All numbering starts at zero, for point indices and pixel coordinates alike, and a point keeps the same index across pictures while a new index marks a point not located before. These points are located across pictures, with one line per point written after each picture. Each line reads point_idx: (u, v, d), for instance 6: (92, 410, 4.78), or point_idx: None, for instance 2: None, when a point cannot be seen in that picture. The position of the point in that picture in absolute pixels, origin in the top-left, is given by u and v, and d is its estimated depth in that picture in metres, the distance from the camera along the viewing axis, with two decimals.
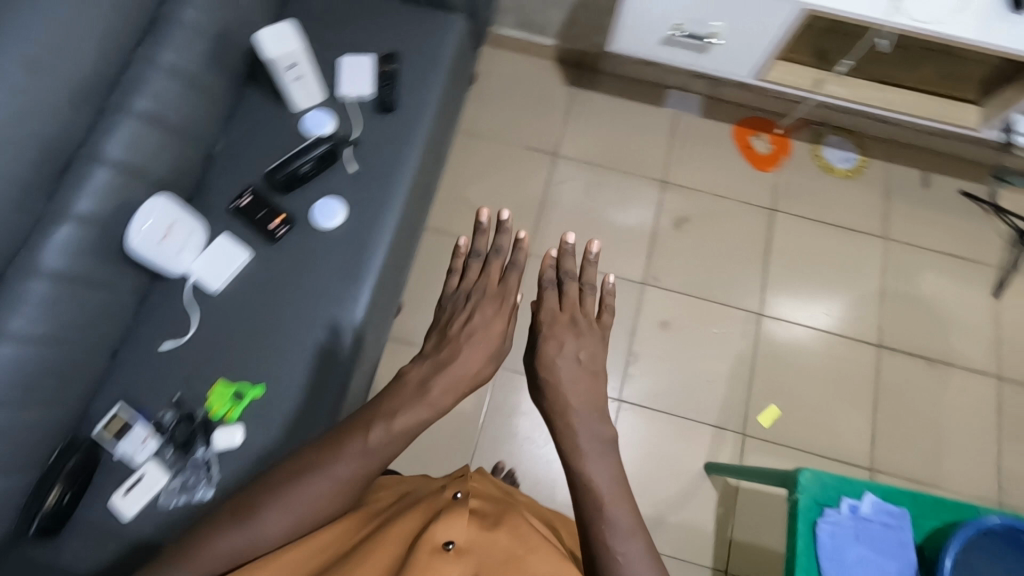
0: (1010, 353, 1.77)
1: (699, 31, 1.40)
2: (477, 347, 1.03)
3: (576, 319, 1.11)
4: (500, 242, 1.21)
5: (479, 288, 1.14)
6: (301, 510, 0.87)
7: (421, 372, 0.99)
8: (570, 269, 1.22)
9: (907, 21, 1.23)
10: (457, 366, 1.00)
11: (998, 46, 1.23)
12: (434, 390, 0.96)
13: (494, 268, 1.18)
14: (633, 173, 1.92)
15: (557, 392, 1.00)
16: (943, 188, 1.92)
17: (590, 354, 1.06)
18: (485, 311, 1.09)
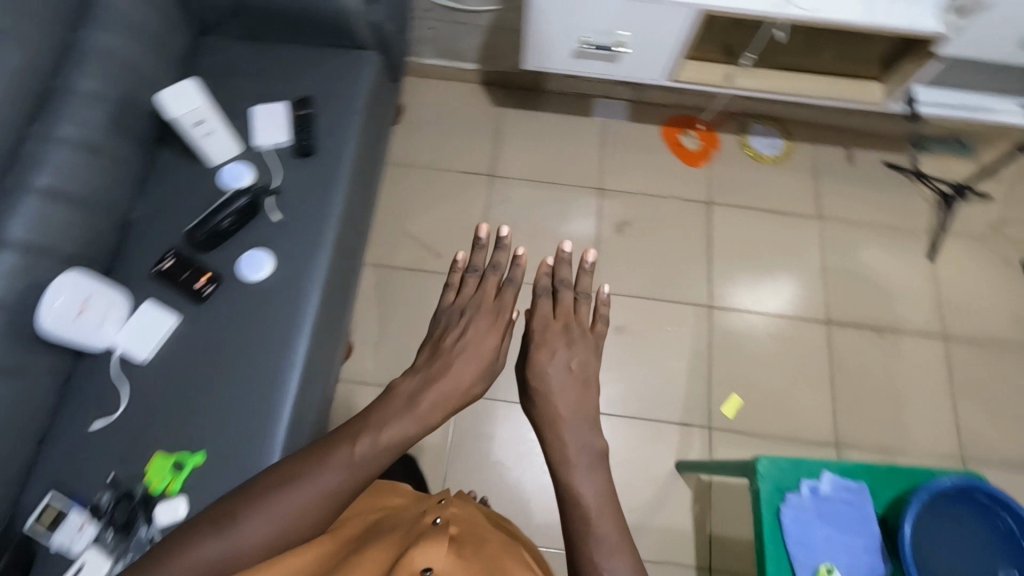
0: (950, 312, 1.83)
1: (605, 42, 1.43)
2: (469, 360, 1.04)
3: (570, 327, 1.13)
4: (498, 258, 1.21)
5: (474, 304, 1.14)
6: (284, 516, 0.84)
7: (412, 385, 1.00)
8: (565, 279, 1.23)
9: (797, 11, 1.27)
10: (449, 379, 1.00)
11: (885, 24, 1.28)
12: (424, 401, 0.97)
13: (491, 283, 1.18)
14: (569, 184, 1.95)
15: (548, 400, 1.03)
16: (866, 162, 2.00)
17: (581, 362, 1.08)
18: (481, 326, 1.09)
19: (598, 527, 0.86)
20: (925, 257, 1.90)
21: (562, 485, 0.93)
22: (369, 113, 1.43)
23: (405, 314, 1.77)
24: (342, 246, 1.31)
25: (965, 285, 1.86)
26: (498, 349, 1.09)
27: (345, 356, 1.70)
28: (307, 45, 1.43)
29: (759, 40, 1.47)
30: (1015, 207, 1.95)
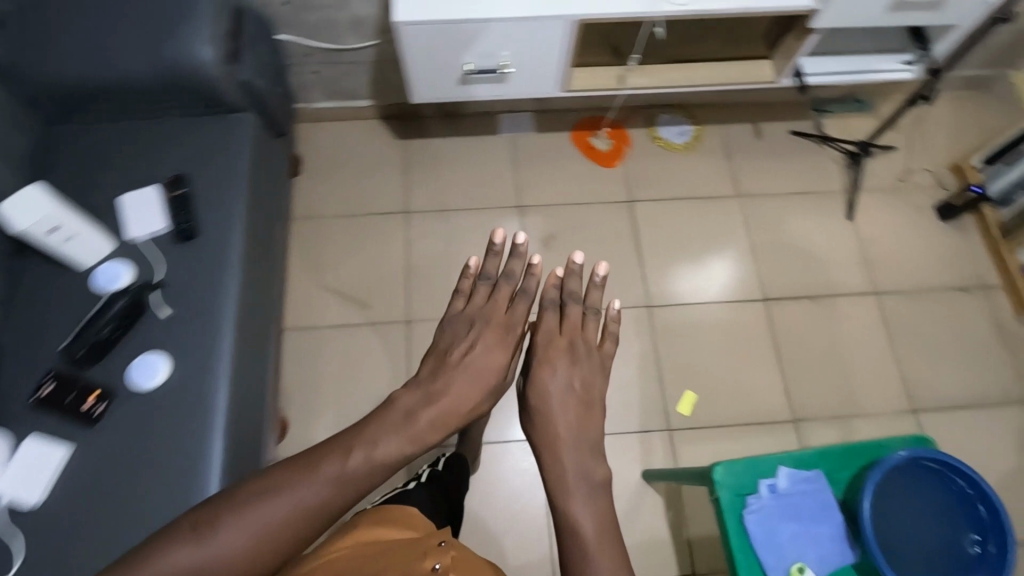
0: (878, 267, 1.86)
1: (489, 65, 1.38)
2: (475, 378, 0.85)
3: (575, 345, 0.94)
4: (512, 266, 0.98)
5: (483, 315, 0.93)
6: (268, 525, 0.72)
7: (413, 399, 0.82)
8: (577, 292, 1.02)
9: (672, 7, 1.25)
10: (453, 394, 0.83)
11: (759, 8, 1.27)
12: (423, 419, 0.80)
13: (503, 293, 0.96)
14: (488, 207, 1.89)
15: (546, 419, 0.87)
16: (774, 134, 2.02)
17: (585, 384, 0.91)
18: (491, 343, 0.89)
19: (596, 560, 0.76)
20: (844, 217, 1.92)
21: (558, 514, 0.81)
22: (254, 177, 1.34)
23: (339, 374, 1.68)
24: (246, 327, 1.21)
25: (885, 238, 1.90)
26: (508, 367, 0.89)
27: (281, 433, 1.60)
28: (175, 116, 1.33)
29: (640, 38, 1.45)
30: (918, 155, 2.00)
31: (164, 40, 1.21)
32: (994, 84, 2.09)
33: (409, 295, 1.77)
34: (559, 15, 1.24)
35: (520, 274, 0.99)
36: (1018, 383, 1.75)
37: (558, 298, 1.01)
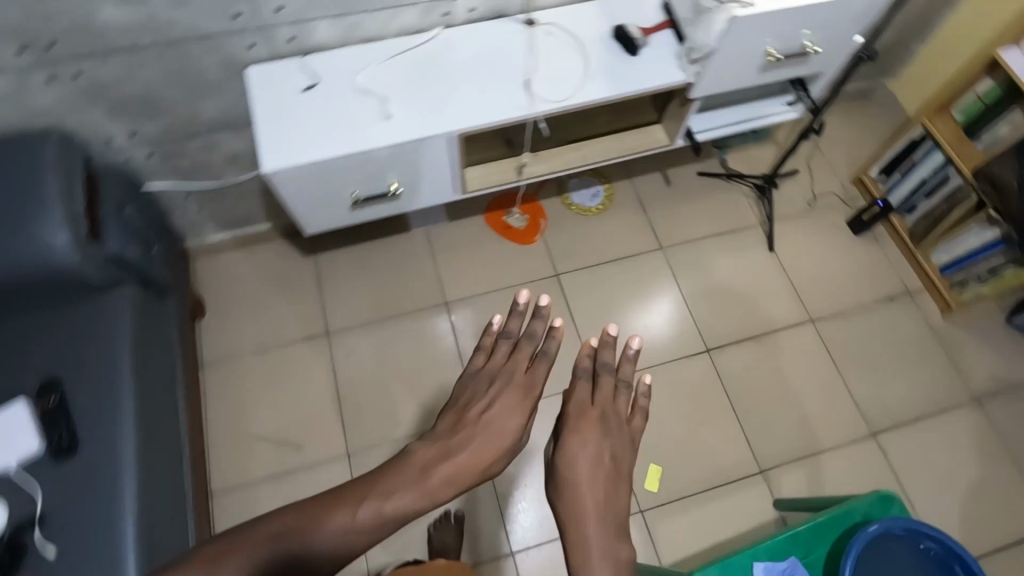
0: (808, 294, 1.88)
1: (377, 189, 1.32)
2: (490, 436, 0.78)
3: (608, 418, 0.86)
4: (536, 325, 0.91)
5: (505, 372, 0.86)
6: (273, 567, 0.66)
7: (428, 452, 0.76)
8: (612, 363, 0.93)
9: (549, 106, 1.24)
10: (466, 448, 0.77)
11: (634, 91, 1.28)
12: (433, 474, 0.74)
13: (523, 353, 0.89)
14: (414, 309, 1.80)
15: (575, 492, 0.78)
16: (683, 179, 2.03)
17: (618, 459, 0.82)
18: (510, 404, 0.81)
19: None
20: (766, 249, 1.94)
21: None
22: (141, 358, 1.21)
23: None
24: (155, 536, 1.08)
25: (809, 262, 1.93)
26: (527, 429, 0.81)
27: None
28: (37, 309, 1.19)
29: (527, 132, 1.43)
30: (821, 174, 2.06)
31: (11, 238, 1.09)
32: (873, 93, 2.19)
33: (346, 425, 1.65)
34: (435, 134, 1.20)
35: (541, 334, 0.91)
36: (960, 383, 1.78)
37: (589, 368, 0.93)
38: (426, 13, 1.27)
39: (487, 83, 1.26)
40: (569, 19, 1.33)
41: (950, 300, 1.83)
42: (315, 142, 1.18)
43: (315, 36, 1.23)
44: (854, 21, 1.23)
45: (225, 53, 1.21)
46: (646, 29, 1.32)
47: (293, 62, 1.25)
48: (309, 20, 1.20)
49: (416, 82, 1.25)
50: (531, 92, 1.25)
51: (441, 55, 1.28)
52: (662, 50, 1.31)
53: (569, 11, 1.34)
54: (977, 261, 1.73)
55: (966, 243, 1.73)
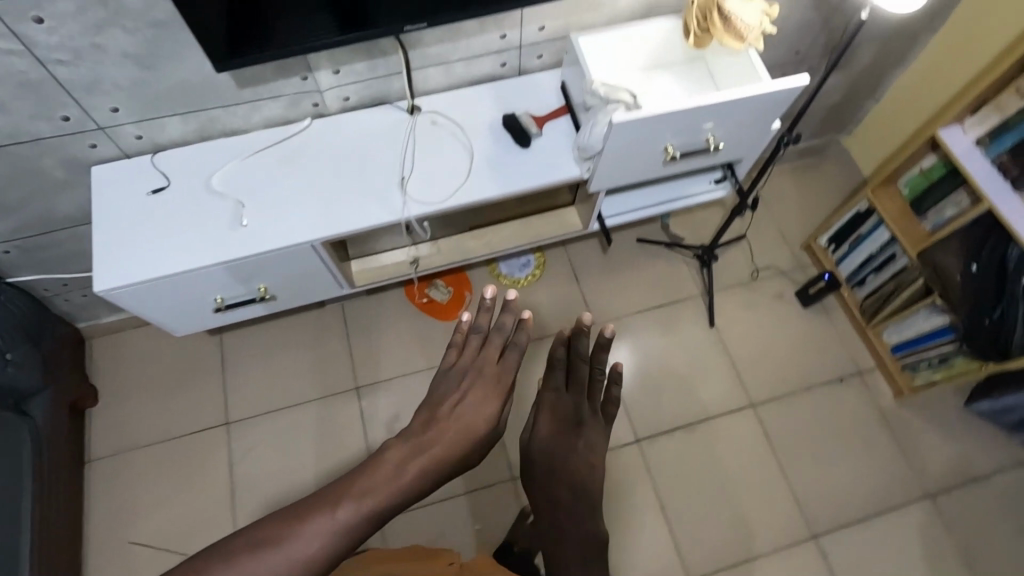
0: (749, 375, 1.75)
1: (245, 294, 1.19)
2: (479, 410, 0.76)
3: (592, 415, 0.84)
4: (505, 319, 0.85)
5: (478, 366, 0.81)
6: (483, 417, 0.76)
7: (405, 450, 0.71)
8: (587, 352, 0.90)
9: (421, 209, 1.12)
10: (449, 431, 0.74)
11: (521, 188, 1.16)
12: (419, 465, 0.70)
13: (493, 347, 0.84)
14: (322, 395, 1.67)
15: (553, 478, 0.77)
16: (622, 245, 1.90)
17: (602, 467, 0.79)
18: (491, 393, 0.79)
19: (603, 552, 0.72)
20: (707, 324, 1.81)
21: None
22: None
23: None
24: None
25: (753, 338, 1.80)
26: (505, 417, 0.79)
27: None
28: None
29: (406, 228, 1.30)
30: (769, 240, 1.93)
31: None
32: (827, 149, 2.05)
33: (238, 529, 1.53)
34: (294, 244, 1.09)
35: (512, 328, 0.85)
36: (913, 476, 1.64)
37: (564, 361, 0.89)
38: (292, 105, 1.16)
39: (359, 182, 1.14)
40: (456, 107, 1.22)
41: (902, 385, 1.68)
42: (160, 254, 1.07)
43: (166, 133, 1.12)
44: (760, 119, 1.11)
45: (63, 155, 1.10)
46: (539, 118, 1.20)
47: (145, 161, 1.14)
48: (155, 119, 1.09)
49: (278, 182, 1.14)
50: (404, 193, 1.13)
51: (312, 150, 1.17)
52: (555, 143, 1.20)
53: (457, 98, 1.22)
54: (928, 346, 1.59)
55: (916, 326, 1.59)
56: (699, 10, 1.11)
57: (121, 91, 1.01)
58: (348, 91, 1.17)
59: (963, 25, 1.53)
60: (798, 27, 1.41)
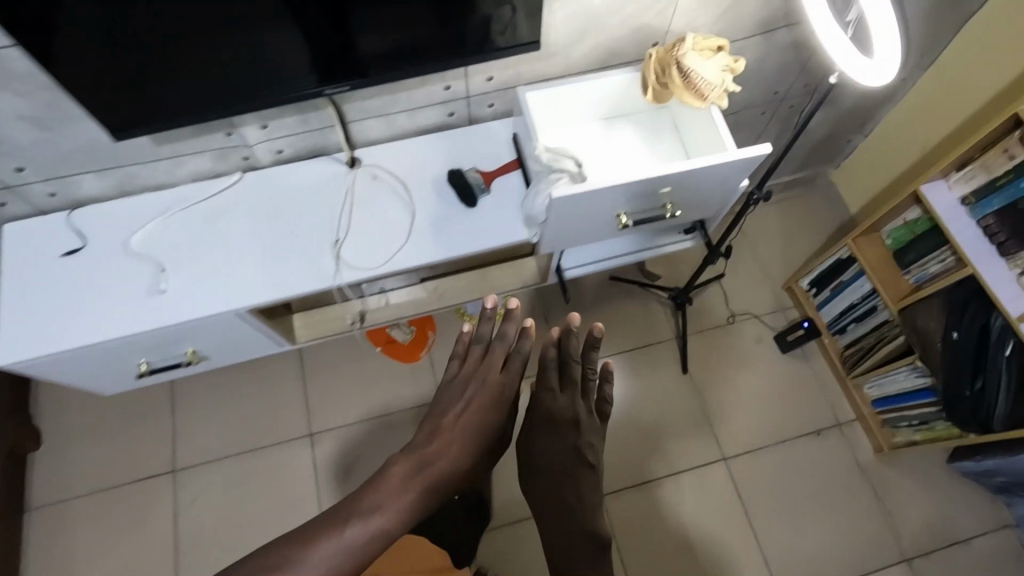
0: (721, 425, 1.67)
1: (170, 358, 1.12)
2: (477, 420, 0.90)
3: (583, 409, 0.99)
4: (506, 328, 0.98)
5: (479, 376, 0.94)
6: (485, 418, 0.91)
7: (412, 463, 0.84)
8: (578, 351, 1.02)
9: (355, 276, 1.04)
10: (454, 439, 0.88)
11: (465, 252, 1.08)
12: (427, 469, 0.83)
13: (497, 353, 0.96)
14: (274, 441, 1.60)
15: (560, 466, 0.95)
16: (593, 282, 1.81)
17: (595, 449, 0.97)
18: (489, 403, 0.92)
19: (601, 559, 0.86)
20: (679, 370, 1.73)
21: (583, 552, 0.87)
22: None
23: None
24: None
25: (729, 386, 1.72)
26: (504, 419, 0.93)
27: None
28: None
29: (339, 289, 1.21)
30: (748, 280, 1.84)
31: None
32: (813, 182, 1.96)
33: None
34: (216, 314, 1.01)
35: (513, 334, 0.98)
36: (889, 538, 1.56)
37: (557, 361, 1.02)
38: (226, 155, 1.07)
39: (291, 244, 1.07)
40: (399, 161, 1.13)
41: (883, 442, 1.61)
42: (74, 322, 0.99)
43: (82, 190, 1.05)
44: (720, 185, 1.03)
45: None
46: (487, 174, 1.11)
47: (61, 218, 1.06)
48: (69, 177, 1.01)
49: (203, 243, 1.06)
50: (337, 258, 1.06)
51: (243, 207, 1.09)
52: (503, 202, 1.11)
53: (400, 150, 1.14)
54: (907, 405, 1.50)
55: (895, 383, 1.51)
56: (658, 62, 1.03)
57: (22, 152, 0.93)
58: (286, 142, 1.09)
59: (953, 64, 1.43)
60: (776, 69, 1.31)
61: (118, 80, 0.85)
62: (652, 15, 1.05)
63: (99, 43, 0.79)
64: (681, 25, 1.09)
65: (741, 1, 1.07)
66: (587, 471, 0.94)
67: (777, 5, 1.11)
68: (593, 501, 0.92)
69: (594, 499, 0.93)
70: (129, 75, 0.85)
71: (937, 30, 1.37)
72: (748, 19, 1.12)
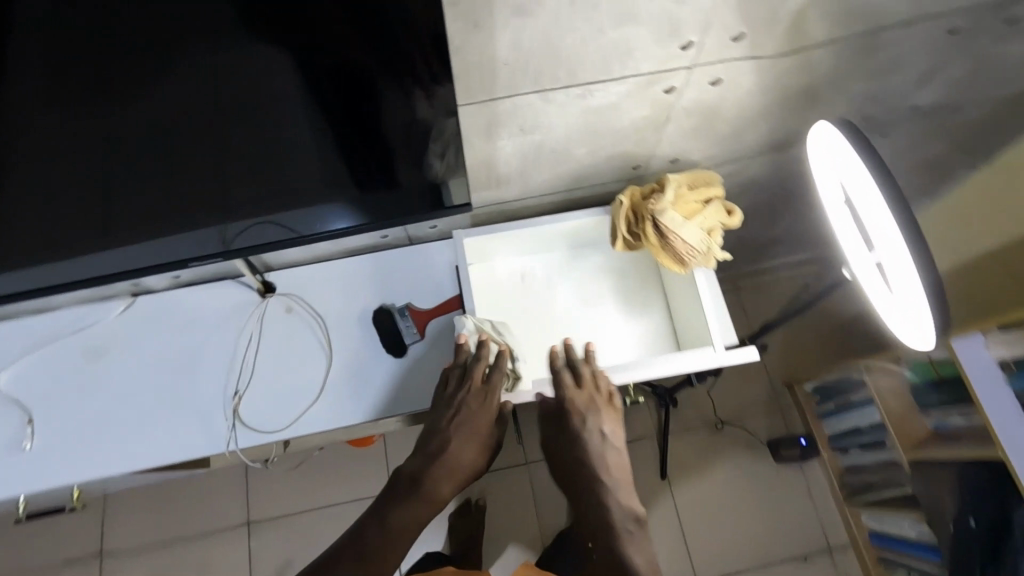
0: (697, 542, 1.51)
1: (53, 500, 0.99)
2: (471, 437, 0.83)
3: (597, 411, 0.82)
4: (479, 358, 0.83)
5: (461, 398, 0.83)
6: (476, 426, 0.83)
7: (413, 479, 0.82)
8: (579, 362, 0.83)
9: (252, 441, 0.88)
10: (450, 447, 0.83)
11: (387, 415, 0.89)
12: (437, 479, 0.82)
13: (473, 378, 0.83)
14: (209, 529, 1.48)
15: (581, 465, 0.82)
16: None
17: (615, 439, 0.83)
18: (480, 416, 0.83)
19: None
20: (657, 475, 1.56)
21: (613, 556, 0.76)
22: None
23: None
24: None
25: (712, 494, 1.55)
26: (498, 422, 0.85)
27: None
28: None
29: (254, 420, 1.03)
30: (745, 374, 1.65)
31: None
32: None
33: None
34: (58, 486, 0.84)
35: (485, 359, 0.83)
36: None
37: (562, 374, 0.83)
38: (236, 219, 0.74)
39: (177, 397, 0.90)
40: (320, 291, 0.96)
41: None
42: None
43: None
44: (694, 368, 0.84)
45: None
46: (420, 317, 0.93)
47: None
48: None
49: (80, 384, 0.91)
50: (233, 418, 0.89)
51: (126, 344, 0.93)
52: (439, 353, 0.93)
53: (325, 275, 0.97)
54: (906, 555, 1.30)
55: (897, 527, 1.31)
56: (631, 209, 0.82)
57: None
58: (311, 211, 0.75)
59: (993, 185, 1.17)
60: (794, 178, 1.09)
61: (119, 85, 0.57)
62: (629, 144, 0.83)
63: (93, 36, 0.53)
64: (665, 153, 0.88)
65: (744, 129, 0.85)
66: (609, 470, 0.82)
67: (790, 127, 0.89)
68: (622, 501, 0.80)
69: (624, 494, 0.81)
70: (134, 83, 0.57)
71: (993, 135, 1.13)
72: (751, 142, 0.91)
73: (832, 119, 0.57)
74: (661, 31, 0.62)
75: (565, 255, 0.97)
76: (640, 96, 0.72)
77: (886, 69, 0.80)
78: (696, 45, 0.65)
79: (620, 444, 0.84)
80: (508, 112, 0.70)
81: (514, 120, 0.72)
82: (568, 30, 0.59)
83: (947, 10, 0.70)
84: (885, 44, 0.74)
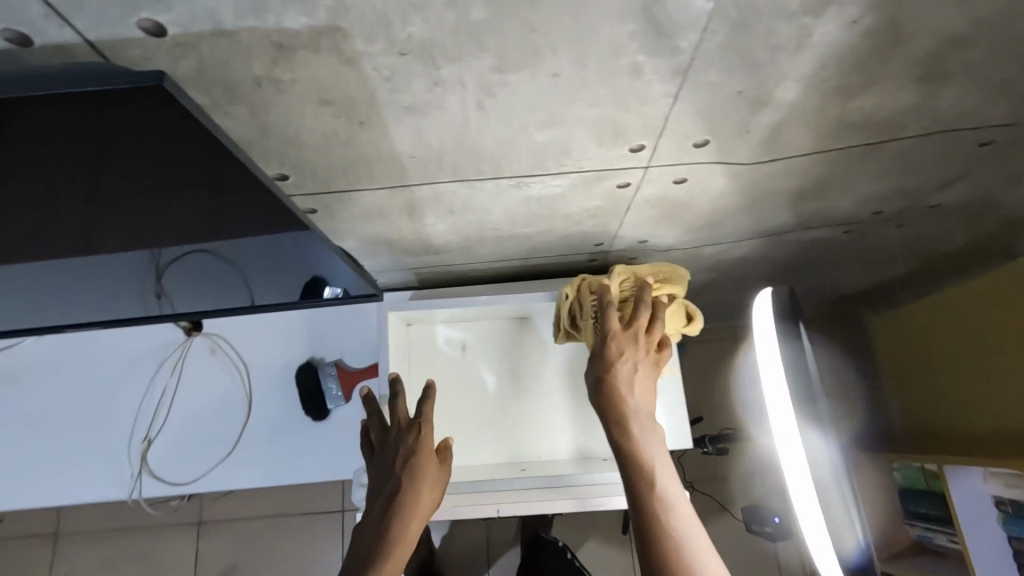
0: None
1: None
2: (421, 476, 0.67)
3: (638, 346, 0.67)
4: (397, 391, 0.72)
5: (394, 436, 0.71)
6: (415, 455, 0.68)
7: (373, 533, 0.66)
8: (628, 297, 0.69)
9: (162, 491, 0.84)
10: (394, 491, 0.67)
11: (302, 481, 0.84)
12: (399, 522, 0.65)
13: (398, 412, 0.72)
14: (161, 524, 1.48)
15: (611, 402, 0.65)
16: None
17: (647, 383, 0.66)
18: (418, 447, 0.69)
19: (682, 553, 0.57)
20: None
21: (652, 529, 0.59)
22: None
23: None
24: None
25: None
26: (444, 453, 0.70)
27: None
28: None
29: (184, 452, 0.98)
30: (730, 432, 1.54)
31: None
32: None
33: None
34: None
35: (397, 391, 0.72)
36: None
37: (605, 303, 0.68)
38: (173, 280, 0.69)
39: (94, 434, 0.87)
40: (249, 334, 0.90)
41: None
42: None
43: None
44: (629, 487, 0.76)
45: None
46: (346, 379, 0.86)
47: None
48: None
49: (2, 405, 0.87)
50: (147, 465, 0.85)
51: (45, 369, 0.89)
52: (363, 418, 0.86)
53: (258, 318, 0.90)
54: None
55: None
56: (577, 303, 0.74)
57: None
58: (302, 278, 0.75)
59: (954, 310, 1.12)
60: (790, 254, 0.96)
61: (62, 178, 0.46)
62: (586, 226, 0.73)
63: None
64: (630, 235, 0.77)
65: (722, 219, 0.73)
66: (639, 423, 0.64)
67: (782, 219, 0.77)
68: (657, 458, 0.62)
69: (660, 453, 0.63)
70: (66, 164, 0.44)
71: None
72: (735, 229, 0.79)
73: (776, 292, 0.58)
74: (604, 133, 0.51)
75: (516, 323, 0.89)
76: (588, 189, 0.62)
77: (901, 173, 0.67)
78: (649, 147, 0.54)
79: (651, 389, 0.67)
80: (429, 196, 0.60)
81: (439, 202, 0.62)
82: (482, 130, 0.49)
83: (978, 124, 0.57)
84: (896, 154, 0.61)
